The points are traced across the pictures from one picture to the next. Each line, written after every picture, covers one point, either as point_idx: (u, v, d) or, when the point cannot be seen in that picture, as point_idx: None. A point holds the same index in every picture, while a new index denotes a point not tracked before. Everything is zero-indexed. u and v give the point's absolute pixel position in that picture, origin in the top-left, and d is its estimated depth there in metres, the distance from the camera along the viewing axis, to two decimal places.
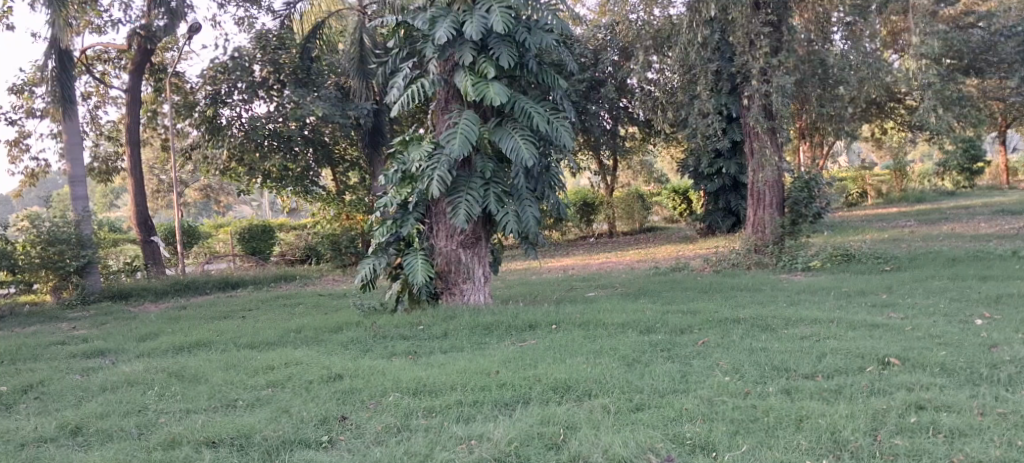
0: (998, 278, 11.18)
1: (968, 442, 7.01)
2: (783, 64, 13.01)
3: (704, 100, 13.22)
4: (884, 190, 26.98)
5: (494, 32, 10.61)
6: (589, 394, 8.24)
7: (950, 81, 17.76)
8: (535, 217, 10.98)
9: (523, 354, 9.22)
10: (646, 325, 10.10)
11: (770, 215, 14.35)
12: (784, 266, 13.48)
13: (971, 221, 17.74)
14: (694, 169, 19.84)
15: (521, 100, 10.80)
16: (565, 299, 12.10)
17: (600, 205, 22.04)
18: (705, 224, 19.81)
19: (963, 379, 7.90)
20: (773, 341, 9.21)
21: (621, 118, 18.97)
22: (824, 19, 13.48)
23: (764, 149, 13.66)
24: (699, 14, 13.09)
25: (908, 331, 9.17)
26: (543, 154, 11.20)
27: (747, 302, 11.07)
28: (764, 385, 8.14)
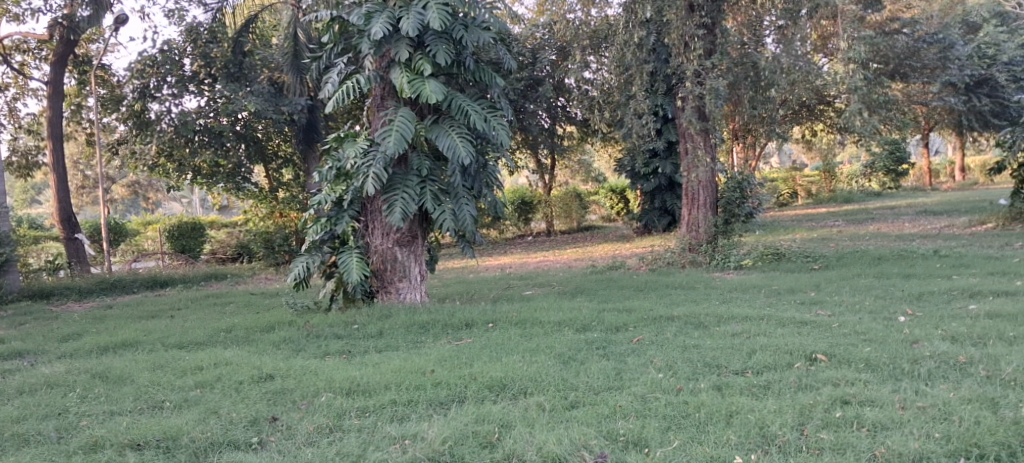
0: (921, 277, 11.47)
1: (890, 435, 7.19)
2: (716, 67, 13.24)
3: (639, 100, 13.36)
4: (814, 191, 27.53)
5: (430, 29, 10.59)
6: (524, 392, 8.28)
7: (877, 85, 18.17)
8: (471, 215, 10.98)
9: (458, 353, 9.23)
10: (582, 324, 10.17)
11: (704, 215, 14.42)
12: (718, 265, 13.69)
13: (896, 221, 18.19)
14: (630, 169, 20.02)
15: (458, 97, 10.78)
16: (502, 297, 12.13)
17: (538, 204, 22.11)
18: (642, 224, 19.99)
19: (886, 375, 8.09)
20: (705, 338, 9.34)
21: (559, 117, 19.03)
22: (756, 23, 13.69)
23: (697, 149, 13.86)
24: (635, 15, 13.23)
25: (835, 328, 9.37)
26: (479, 152, 11.20)
27: (681, 300, 11.20)
28: (696, 381, 8.25)
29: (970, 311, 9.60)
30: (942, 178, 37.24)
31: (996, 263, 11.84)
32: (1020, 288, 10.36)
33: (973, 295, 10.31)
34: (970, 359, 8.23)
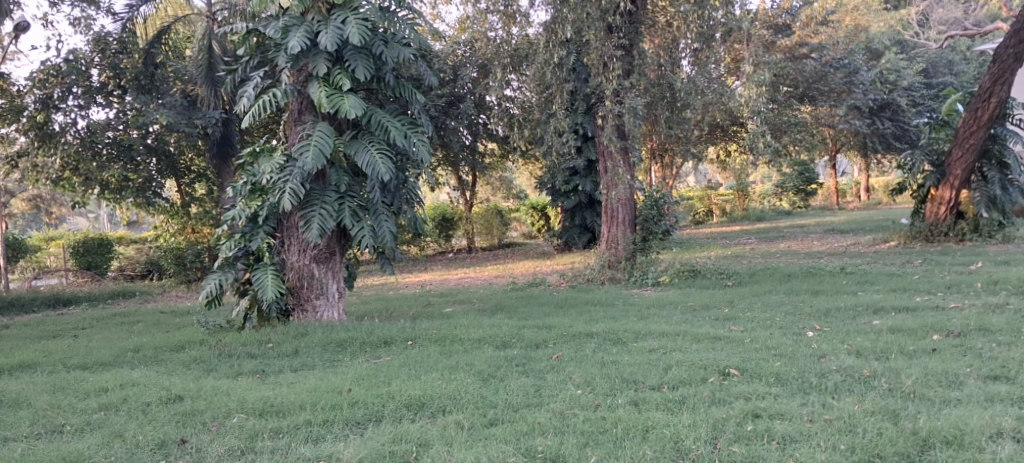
0: (829, 293, 11.74)
1: (798, 447, 7.31)
2: (634, 86, 13.48)
3: (560, 118, 13.48)
4: (728, 209, 27.98)
5: (350, 44, 10.50)
6: (443, 410, 8.23)
7: (787, 107, 18.64)
8: (391, 232, 10.87)
9: (376, 371, 9.14)
10: (502, 341, 10.16)
11: (622, 232, 14.48)
12: (636, 282, 13.84)
13: (805, 239, 18.66)
14: (551, 186, 20.08)
15: (378, 113, 10.70)
16: (422, 315, 12.05)
17: (458, 220, 22.08)
18: (562, 240, 20.12)
19: (795, 389, 8.24)
20: (623, 354, 9.41)
21: (480, 133, 18.95)
22: (672, 46, 13.90)
23: (616, 168, 14.00)
24: (556, 35, 13.35)
25: (746, 343, 9.54)
26: (399, 169, 11.13)
27: (599, 317, 11.27)
28: (613, 397, 8.30)
29: (874, 326, 9.85)
30: (848, 198, 38.35)
31: (898, 280, 12.19)
32: (921, 304, 10.66)
33: (877, 311, 10.58)
34: (873, 373, 8.43)
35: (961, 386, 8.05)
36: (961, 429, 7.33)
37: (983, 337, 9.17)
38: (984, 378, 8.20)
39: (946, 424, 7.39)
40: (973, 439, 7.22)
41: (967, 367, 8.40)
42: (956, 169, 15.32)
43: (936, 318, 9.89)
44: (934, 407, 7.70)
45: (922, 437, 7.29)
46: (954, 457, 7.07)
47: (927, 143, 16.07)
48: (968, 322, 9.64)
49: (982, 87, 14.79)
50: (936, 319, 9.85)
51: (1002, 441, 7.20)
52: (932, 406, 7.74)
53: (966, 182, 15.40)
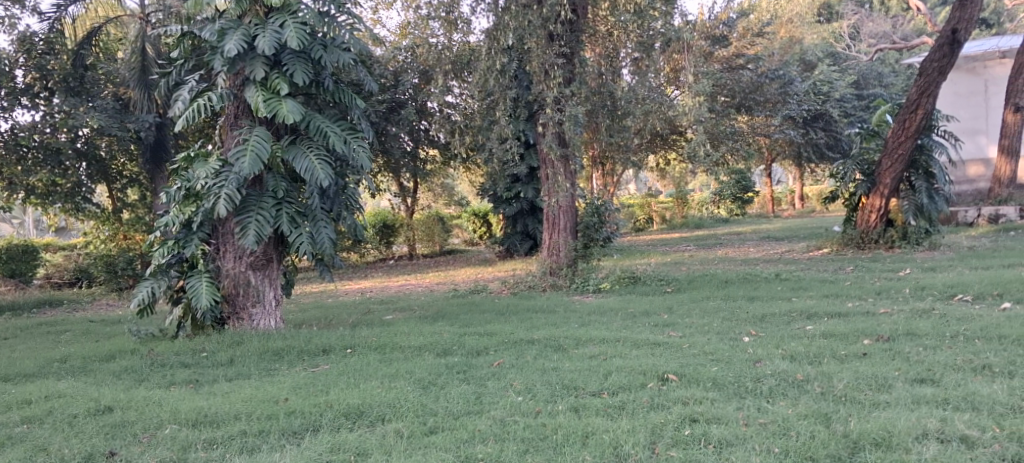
0: (764, 299, 11.87)
1: (734, 451, 7.33)
2: (576, 94, 13.50)
3: (503, 125, 13.45)
4: (668, 217, 28.25)
5: (288, 48, 10.35)
6: (382, 419, 8.13)
7: (724, 117, 18.89)
8: (330, 239, 10.73)
9: (313, 380, 9.02)
10: (442, 348, 10.09)
11: (564, 239, 14.51)
12: (577, 288, 13.88)
13: (742, 245, 18.99)
14: (493, 193, 20.03)
15: (316, 118, 10.57)
16: (362, 322, 11.92)
17: (400, 227, 21.88)
18: (504, 247, 20.03)
19: (731, 393, 8.30)
20: (563, 360, 9.40)
21: (421, 140, 18.82)
22: (613, 54, 13.94)
23: (557, 176, 14.04)
24: (497, 42, 13.34)
25: (685, 348, 9.59)
26: (338, 175, 11.00)
27: (541, 323, 11.25)
28: (554, 403, 8.28)
29: (807, 331, 9.96)
30: (783, 205, 38.82)
31: (830, 286, 12.37)
32: (852, 309, 10.82)
33: (810, 316, 10.70)
34: (807, 377, 8.52)
35: (890, 390, 8.14)
36: (890, 431, 7.39)
37: (911, 342, 9.32)
38: (911, 381, 8.31)
39: (876, 426, 7.45)
40: (901, 441, 7.28)
41: (895, 370, 8.51)
42: (885, 178, 15.58)
43: (866, 323, 10.03)
44: (864, 410, 7.78)
45: (852, 439, 7.35)
46: (882, 458, 7.10)
47: (858, 153, 16.44)
48: (897, 326, 9.80)
49: (910, 99, 15.15)
50: (867, 324, 10.00)
51: (927, 442, 7.26)
52: (863, 409, 7.82)
53: (895, 191, 15.68)
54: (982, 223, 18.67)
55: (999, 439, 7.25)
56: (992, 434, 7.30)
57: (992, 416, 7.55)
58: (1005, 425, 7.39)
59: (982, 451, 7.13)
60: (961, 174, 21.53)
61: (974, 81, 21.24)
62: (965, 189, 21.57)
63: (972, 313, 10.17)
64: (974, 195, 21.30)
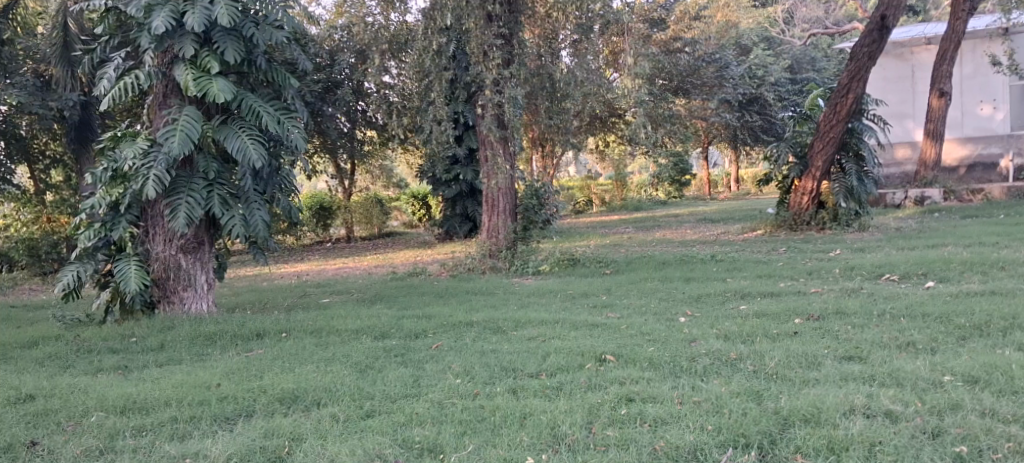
0: (700, 280, 11.96)
1: (669, 429, 7.33)
2: (514, 76, 13.39)
3: (440, 106, 13.32)
4: (607, 199, 28.69)
5: (218, 26, 10.11)
6: (318, 403, 8.01)
7: (662, 100, 19.02)
8: (264, 221, 10.57)
9: (247, 365, 8.85)
10: (380, 331, 9.98)
11: (503, 221, 14.44)
12: (517, 270, 13.85)
13: (679, 227, 19.10)
14: (432, 175, 19.88)
15: (249, 98, 10.33)
16: (297, 306, 11.74)
17: (337, 210, 21.69)
18: (443, 230, 19.93)
19: (667, 372, 8.33)
20: (502, 342, 9.36)
21: (358, 121, 18.59)
22: (551, 36, 14.00)
23: (496, 157, 13.95)
24: (435, 22, 13.17)
25: (623, 329, 9.61)
26: (272, 156, 10.81)
27: (479, 305, 11.21)
28: (492, 385, 8.23)
29: (741, 311, 10.06)
30: (719, 188, 39.38)
31: (763, 267, 12.50)
32: (785, 289, 10.94)
33: (744, 296, 10.81)
34: (740, 355, 8.58)
35: (820, 367, 8.24)
36: (818, 407, 7.42)
37: (840, 320, 9.44)
38: (840, 358, 8.41)
39: (806, 403, 7.48)
40: (829, 417, 7.30)
41: (824, 349, 8.61)
42: (817, 160, 15.74)
43: (798, 303, 10.16)
44: (794, 387, 7.84)
45: (782, 416, 7.38)
46: (812, 434, 7.13)
47: (791, 137, 16.57)
48: (827, 305, 9.93)
49: (841, 83, 15.32)
50: (798, 303, 10.13)
51: (854, 417, 7.30)
52: (794, 386, 7.89)
53: (826, 173, 15.87)
54: (909, 205, 19.02)
55: (921, 413, 7.29)
56: (915, 408, 7.34)
57: (914, 391, 7.62)
58: (926, 400, 7.44)
59: (904, 425, 7.16)
60: (889, 157, 21.84)
61: (901, 67, 21.62)
62: (892, 172, 21.90)
63: (898, 292, 10.36)
64: (902, 178, 21.68)
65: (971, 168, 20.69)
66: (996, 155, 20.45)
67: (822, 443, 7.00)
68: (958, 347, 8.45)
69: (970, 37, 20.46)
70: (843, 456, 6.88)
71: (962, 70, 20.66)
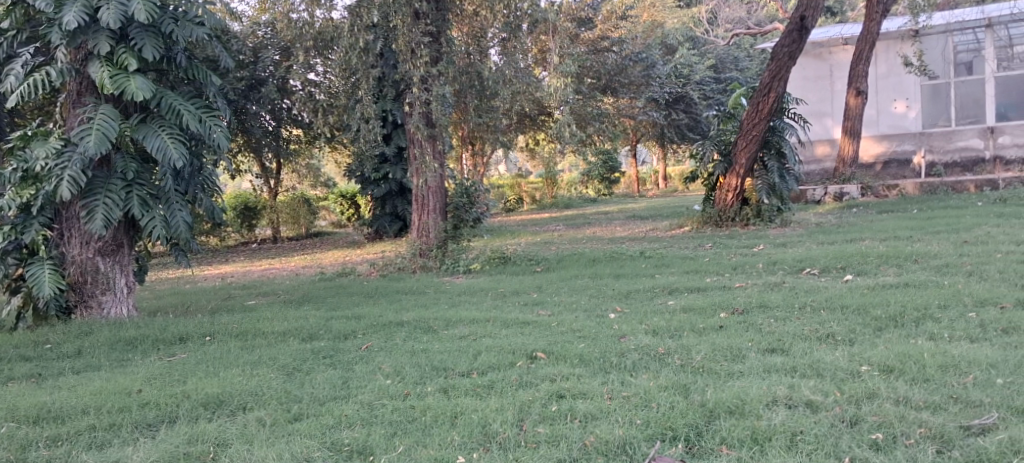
0: (629, 276, 12.00)
1: (599, 424, 7.31)
2: (443, 73, 13.32)
3: (366, 104, 13.13)
4: (538, 197, 28.77)
5: (135, 22, 9.80)
6: (243, 407, 7.83)
7: (590, 98, 19.10)
8: (185, 222, 10.32)
9: (170, 370, 8.63)
10: (308, 333, 9.81)
11: (433, 220, 14.34)
12: (448, 269, 13.75)
13: (609, 224, 19.26)
14: (360, 174, 19.65)
15: (168, 96, 10.07)
16: (222, 308, 11.49)
17: (262, 209, 21.44)
18: (373, 229, 19.74)
19: (597, 368, 8.33)
20: (433, 342, 9.27)
21: (283, 119, 18.32)
22: (480, 34, 13.93)
23: (425, 156, 13.84)
24: (361, 19, 12.94)
25: (554, 326, 9.59)
26: (194, 155, 10.58)
27: (410, 305, 11.09)
28: (423, 385, 8.14)
29: (669, 306, 10.11)
30: (648, 185, 39.66)
31: (691, 262, 12.60)
32: (710, 284, 11.04)
33: (672, 291, 10.88)
34: (668, 350, 8.62)
35: (744, 359, 8.31)
36: (743, 399, 7.47)
37: (764, 313, 9.55)
38: (763, 351, 8.49)
39: (731, 395, 7.54)
40: (753, 408, 7.35)
41: (748, 341, 8.69)
42: (741, 158, 15.92)
43: (723, 297, 10.27)
44: (720, 380, 7.89)
45: (709, 408, 7.41)
46: (736, 425, 7.17)
47: (716, 134, 16.72)
48: (751, 299, 10.05)
49: (762, 82, 15.53)
50: (723, 297, 10.23)
51: (777, 408, 7.36)
52: (719, 378, 7.95)
53: (750, 170, 16.06)
54: (828, 201, 19.39)
55: (840, 403, 7.37)
56: (834, 398, 7.42)
57: (833, 382, 7.72)
58: (845, 390, 7.53)
59: (824, 414, 7.23)
60: (809, 154, 22.17)
61: (820, 66, 22.04)
62: (813, 169, 22.24)
63: (819, 285, 10.52)
64: (823, 175, 21.98)
65: (887, 164, 21.18)
66: (910, 152, 20.93)
67: (746, 434, 7.05)
68: (874, 338, 8.59)
69: (883, 39, 20.90)
70: (767, 447, 6.94)
71: (877, 70, 21.15)
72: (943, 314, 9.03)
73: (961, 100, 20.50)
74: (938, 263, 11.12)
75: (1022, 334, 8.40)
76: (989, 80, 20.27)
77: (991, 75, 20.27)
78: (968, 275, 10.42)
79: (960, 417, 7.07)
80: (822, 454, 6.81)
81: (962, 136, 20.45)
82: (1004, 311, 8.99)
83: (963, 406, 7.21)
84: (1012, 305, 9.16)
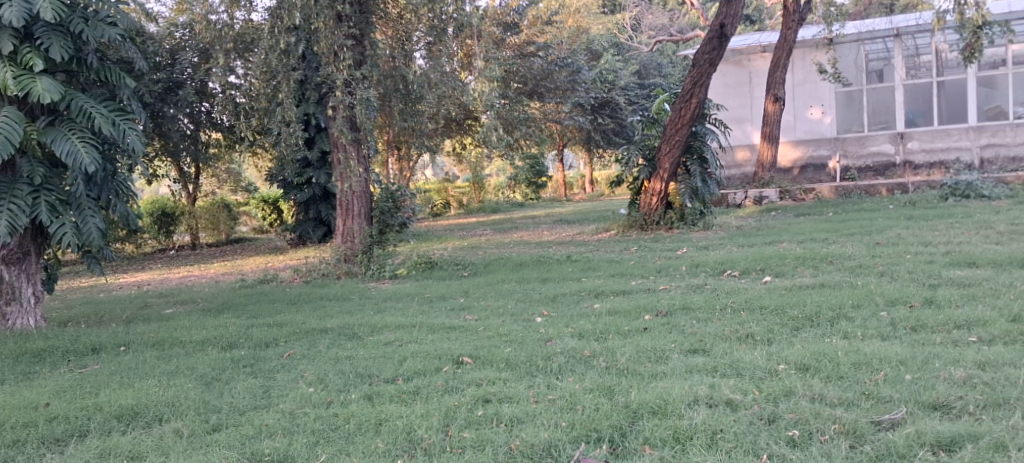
0: (556, 280, 11.97)
1: (525, 428, 7.24)
2: (366, 77, 13.11)
3: (288, 107, 12.85)
4: (465, 202, 28.76)
5: (41, 20, 9.47)
6: (159, 419, 7.58)
7: (517, 103, 19.10)
8: (98, 229, 9.97)
9: (81, 382, 8.33)
10: (228, 341, 9.56)
11: (359, 225, 14.17)
12: (373, 275, 13.57)
13: (536, 229, 19.30)
14: (282, 179, 19.34)
15: (79, 98, 9.76)
16: (137, 317, 11.16)
17: (180, 215, 20.94)
18: (296, 235, 19.41)
19: (523, 372, 8.25)
20: (357, 348, 9.11)
21: (203, 122, 17.93)
22: (404, 37, 13.81)
23: (349, 160, 13.63)
24: (282, 21, 12.71)
25: (480, 331, 9.50)
26: (107, 159, 10.24)
27: (334, 312, 10.88)
28: (346, 393, 7.98)
29: (595, 309, 10.09)
30: (575, 190, 39.72)
31: (616, 266, 12.62)
32: (635, 287, 11.06)
33: (597, 295, 10.87)
34: (593, 353, 8.59)
35: (667, 361, 8.32)
36: (665, 400, 7.47)
37: (686, 315, 9.60)
38: (685, 352, 8.52)
39: (654, 396, 7.53)
40: (674, 408, 7.36)
41: (672, 343, 8.71)
42: (664, 163, 16.02)
43: (648, 299, 10.29)
44: (643, 381, 7.89)
45: (632, 409, 7.40)
46: (659, 425, 7.17)
47: (640, 139, 16.79)
48: (674, 301, 10.08)
49: (684, 88, 15.65)
50: (647, 300, 10.25)
51: (699, 408, 7.37)
52: (643, 380, 7.94)
53: (673, 175, 16.19)
54: (748, 204, 19.64)
55: (759, 401, 7.42)
56: (752, 397, 7.47)
57: (752, 380, 7.77)
58: (763, 388, 7.59)
59: (743, 413, 7.27)
60: (729, 159, 22.44)
61: (739, 73, 22.36)
62: (733, 173, 22.50)
63: (739, 287, 10.61)
64: (743, 180, 22.31)
65: (804, 169, 21.52)
66: (825, 157, 21.30)
67: (668, 434, 7.04)
68: (791, 338, 8.68)
69: (799, 46, 21.34)
70: (688, 446, 6.94)
71: (794, 77, 21.55)
72: (856, 314, 9.17)
73: (873, 107, 21.03)
74: (852, 263, 11.32)
75: (930, 332, 8.57)
76: (898, 88, 20.79)
77: (900, 82, 20.79)
78: (880, 276, 10.62)
79: (871, 413, 7.15)
80: (741, 452, 6.82)
81: (875, 141, 20.90)
82: (914, 309, 9.17)
83: (874, 402, 7.31)
84: (921, 303, 9.34)
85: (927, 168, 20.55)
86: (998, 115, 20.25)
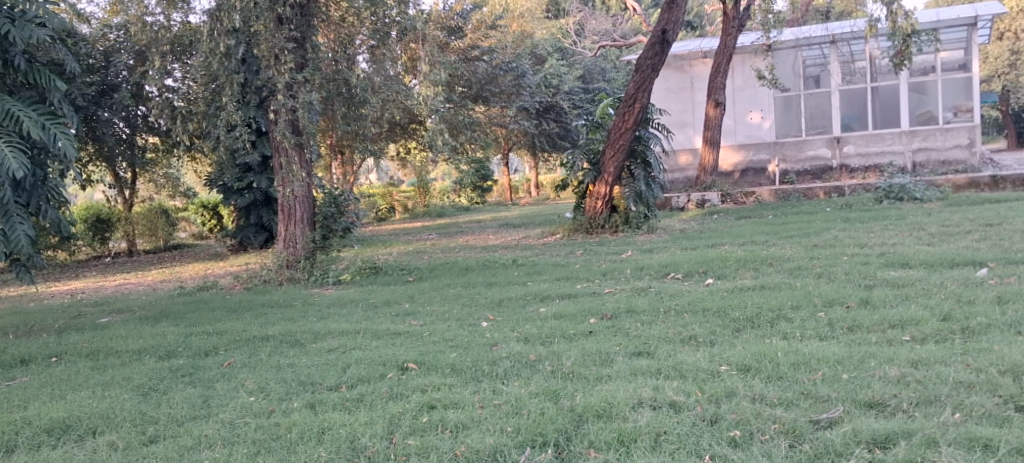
0: (501, 284, 11.89)
1: (470, 433, 7.14)
2: (307, 80, 12.82)
3: (230, 111, 12.49)
4: (410, 206, 28.54)
5: None
6: (93, 431, 7.35)
7: (462, 108, 19.06)
8: (27, 236, 9.64)
9: (10, 395, 8.06)
10: (166, 350, 9.32)
11: (300, 231, 13.86)
12: (317, 280, 13.36)
13: (482, 232, 19.16)
14: (222, 184, 18.98)
15: (6, 100, 9.47)
16: (71, 327, 10.83)
17: (116, 221, 20.49)
18: (237, 241, 19.11)
19: (468, 377, 8.15)
20: (299, 356, 8.93)
21: (139, 126, 17.55)
22: (346, 40, 13.60)
23: (291, 164, 13.39)
24: (222, 24, 12.45)
25: (425, 337, 9.37)
26: (37, 165, 9.92)
27: (276, 319, 10.66)
28: (288, 401, 7.80)
29: (540, 313, 10.02)
30: (520, 194, 39.71)
31: (561, 269, 12.58)
32: (580, 291, 11.02)
33: (543, 298, 10.81)
34: (539, 357, 8.51)
35: (612, 364, 8.27)
36: (610, 402, 7.42)
37: (631, 318, 9.58)
38: (630, 354, 8.47)
39: (599, 399, 7.47)
40: (619, 411, 7.31)
41: (616, 346, 8.67)
42: (609, 166, 16.01)
43: (592, 303, 10.26)
44: (588, 385, 7.83)
45: (577, 413, 7.33)
46: (603, 428, 7.11)
47: (584, 143, 16.76)
48: (619, 304, 10.05)
49: (627, 93, 15.67)
50: (592, 303, 10.21)
51: (643, 410, 7.33)
52: (588, 383, 7.88)
53: (616, 179, 16.20)
54: (691, 207, 19.72)
55: (701, 402, 7.40)
56: (695, 398, 7.44)
57: (695, 382, 7.75)
58: (706, 389, 7.57)
59: (687, 414, 7.24)
60: (672, 163, 22.56)
61: (682, 78, 22.47)
62: (676, 177, 22.61)
63: (683, 289, 10.62)
64: (686, 183, 22.44)
65: (744, 172, 21.83)
66: (765, 161, 21.63)
67: (612, 437, 6.99)
68: (733, 339, 8.69)
69: (738, 52, 21.65)
70: (632, 448, 6.89)
71: (734, 82, 21.84)
72: (795, 315, 9.22)
73: (811, 111, 21.30)
74: (792, 265, 11.40)
75: (867, 331, 8.63)
76: (834, 92, 21.05)
77: (836, 88, 21.06)
78: (818, 277, 10.71)
79: (810, 412, 7.17)
80: (684, 453, 6.81)
81: (812, 145, 21.19)
82: (851, 310, 9.24)
83: (813, 401, 7.33)
84: (857, 304, 9.42)
85: (863, 171, 20.78)
86: (930, 120, 20.44)
